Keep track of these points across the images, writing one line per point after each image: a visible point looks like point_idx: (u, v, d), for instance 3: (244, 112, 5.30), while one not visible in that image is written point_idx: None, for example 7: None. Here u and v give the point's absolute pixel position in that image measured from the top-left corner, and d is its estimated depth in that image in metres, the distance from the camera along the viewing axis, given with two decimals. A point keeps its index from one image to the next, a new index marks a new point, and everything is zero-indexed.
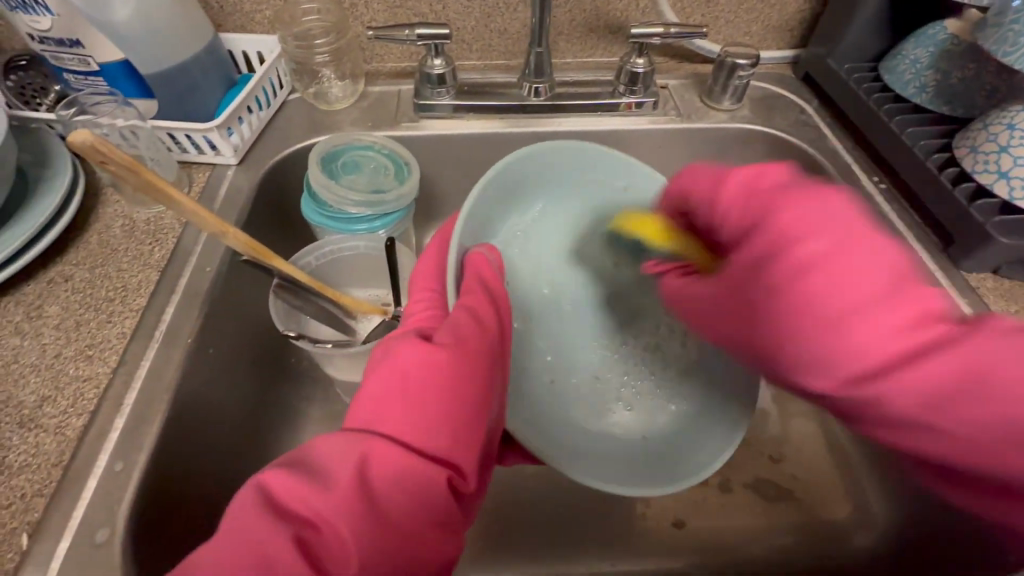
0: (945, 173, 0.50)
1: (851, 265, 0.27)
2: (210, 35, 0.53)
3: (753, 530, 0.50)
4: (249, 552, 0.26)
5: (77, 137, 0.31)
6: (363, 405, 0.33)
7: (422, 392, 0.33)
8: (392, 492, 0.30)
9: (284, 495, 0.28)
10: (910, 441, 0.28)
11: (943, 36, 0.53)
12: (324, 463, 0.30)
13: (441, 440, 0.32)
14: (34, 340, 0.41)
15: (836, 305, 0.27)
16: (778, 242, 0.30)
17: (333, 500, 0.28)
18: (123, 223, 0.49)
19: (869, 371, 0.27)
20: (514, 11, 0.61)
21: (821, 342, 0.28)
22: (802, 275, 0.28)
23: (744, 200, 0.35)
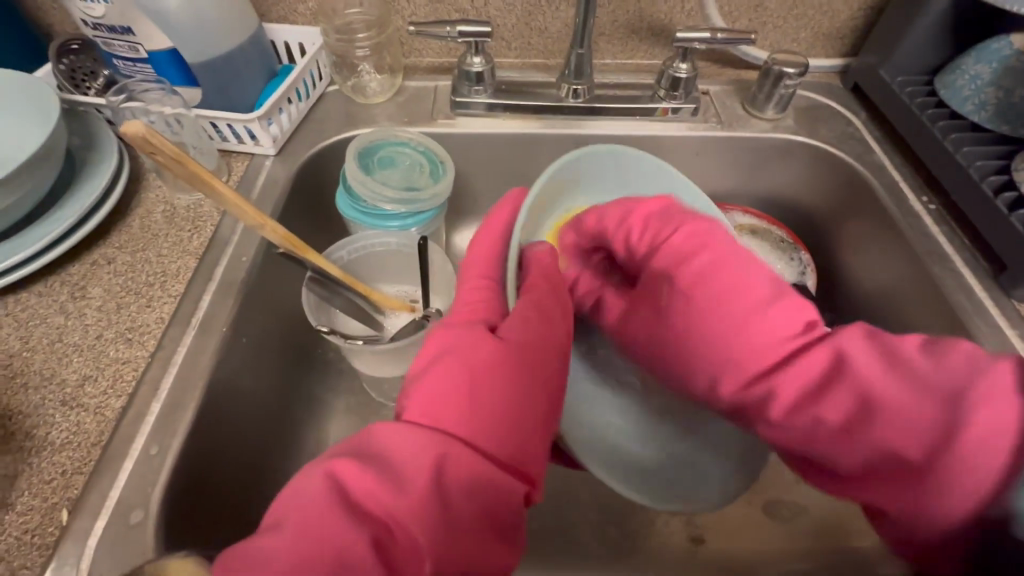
0: (1001, 197, 0.47)
1: (722, 283, 0.41)
2: (255, 26, 0.54)
3: (771, 551, 0.49)
4: (328, 553, 0.26)
5: (132, 127, 0.32)
6: (431, 403, 0.32)
7: (492, 397, 0.33)
8: (465, 496, 0.29)
9: (358, 491, 0.28)
10: (816, 436, 0.36)
11: (1008, 51, 0.50)
12: (399, 458, 0.29)
13: (511, 442, 0.33)
14: (76, 320, 0.43)
15: (712, 313, 0.41)
16: (669, 268, 0.44)
17: (410, 502, 0.28)
18: (164, 208, 0.50)
19: (742, 357, 0.39)
20: (556, 10, 0.60)
21: (709, 339, 0.40)
22: (685, 293, 0.42)
23: (652, 226, 0.45)
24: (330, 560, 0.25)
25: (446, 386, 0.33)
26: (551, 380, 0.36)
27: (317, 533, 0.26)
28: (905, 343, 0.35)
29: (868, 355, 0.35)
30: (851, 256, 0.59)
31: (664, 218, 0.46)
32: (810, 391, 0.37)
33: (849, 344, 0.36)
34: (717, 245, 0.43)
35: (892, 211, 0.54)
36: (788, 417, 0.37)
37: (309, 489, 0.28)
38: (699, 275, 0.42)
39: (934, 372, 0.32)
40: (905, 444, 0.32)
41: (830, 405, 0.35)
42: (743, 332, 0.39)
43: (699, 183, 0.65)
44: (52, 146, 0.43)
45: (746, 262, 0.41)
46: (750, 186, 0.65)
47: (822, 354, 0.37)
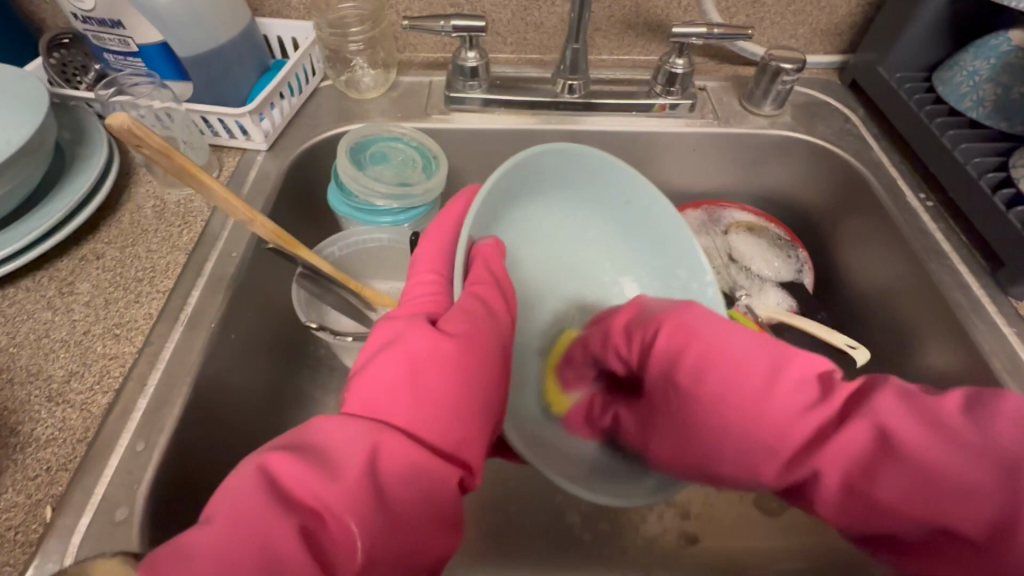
0: (998, 194, 0.47)
1: (727, 366, 0.36)
2: (248, 20, 0.54)
3: (765, 550, 0.49)
4: (253, 540, 0.25)
5: (116, 120, 0.32)
6: (372, 395, 0.32)
7: (431, 386, 0.33)
8: (404, 483, 0.29)
9: (290, 481, 0.27)
10: (875, 526, 0.30)
11: (1006, 47, 0.49)
12: (334, 448, 0.29)
13: (451, 430, 0.32)
14: (64, 316, 0.42)
15: (723, 400, 0.36)
16: (668, 353, 0.40)
17: (343, 490, 0.27)
18: (154, 204, 0.50)
19: (765, 446, 0.34)
20: (552, 5, 0.59)
21: (726, 433, 0.35)
22: (693, 377, 0.38)
23: (644, 318, 0.43)
24: (260, 551, 0.24)
25: (387, 378, 0.33)
26: (497, 368, 0.36)
27: (247, 527, 0.25)
28: (947, 402, 0.30)
29: (912, 424, 0.30)
30: (848, 254, 0.58)
31: (647, 316, 0.43)
32: (855, 469, 0.31)
33: (884, 410, 0.31)
34: (699, 324, 0.39)
35: (889, 209, 0.53)
36: (838, 503, 0.31)
37: (240, 482, 0.27)
38: (701, 357, 0.38)
39: (981, 437, 0.28)
40: (973, 527, 0.27)
41: (884, 486, 0.29)
42: (762, 418, 0.34)
43: (696, 180, 0.65)
44: (40, 140, 0.43)
45: (738, 337, 0.38)
46: (747, 183, 0.64)
47: (858, 428, 0.31)
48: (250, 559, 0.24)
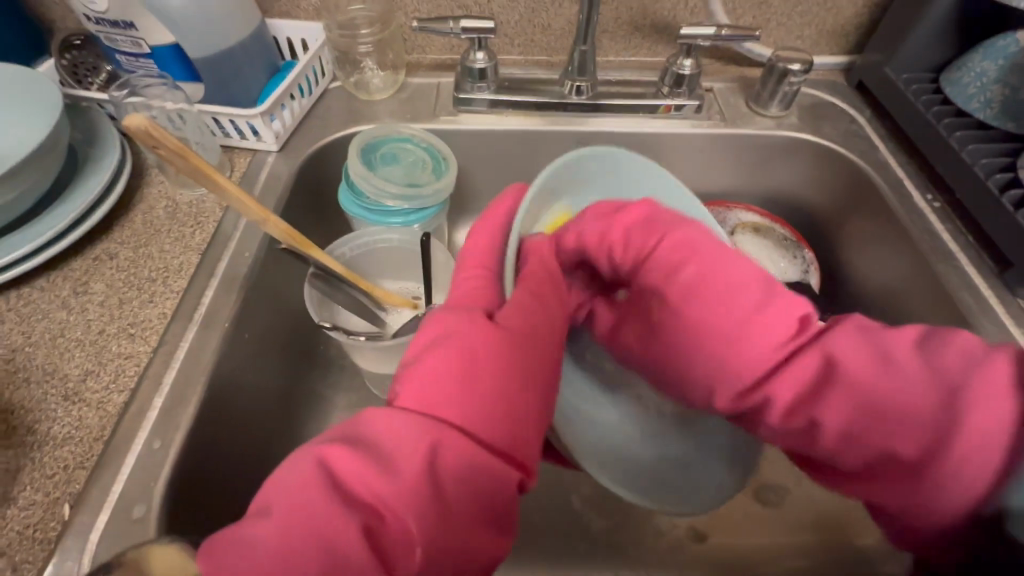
0: (1006, 195, 0.47)
1: (715, 288, 0.37)
2: (258, 21, 0.54)
3: (774, 549, 0.49)
4: (312, 535, 0.26)
5: (134, 121, 0.32)
6: (428, 388, 0.32)
7: (487, 385, 0.32)
8: (460, 484, 0.29)
9: (348, 477, 0.28)
10: (809, 441, 0.34)
11: (1015, 48, 0.50)
12: (391, 446, 0.29)
13: (507, 430, 0.32)
14: (79, 315, 0.42)
15: (705, 319, 0.37)
16: (655, 272, 0.40)
17: (402, 489, 0.27)
18: (166, 204, 0.50)
19: (729, 367, 0.36)
20: (560, 7, 0.60)
21: (703, 351, 0.37)
22: (679, 300, 0.39)
23: (639, 222, 0.42)
24: (322, 550, 0.25)
25: (442, 372, 0.32)
26: (546, 368, 0.36)
27: (308, 525, 0.26)
28: (899, 340, 0.33)
29: (865, 359, 0.33)
30: (855, 255, 0.58)
31: (648, 221, 0.42)
32: (810, 396, 0.34)
33: (843, 342, 0.34)
34: (670, 244, 0.40)
35: (896, 210, 0.53)
36: (783, 420, 0.35)
37: (299, 475, 0.28)
38: (689, 277, 0.39)
39: (930, 371, 0.31)
40: (907, 449, 0.30)
41: (834, 412, 0.33)
42: (733, 340, 0.36)
43: (702, 181, 0.65)
44: (55, 141, 0.43)
45: (716, 260, 0.39)
46: (754, 183, 0.65)
47: (815, 357, 0.34)
48: (312, 556, 0.25)
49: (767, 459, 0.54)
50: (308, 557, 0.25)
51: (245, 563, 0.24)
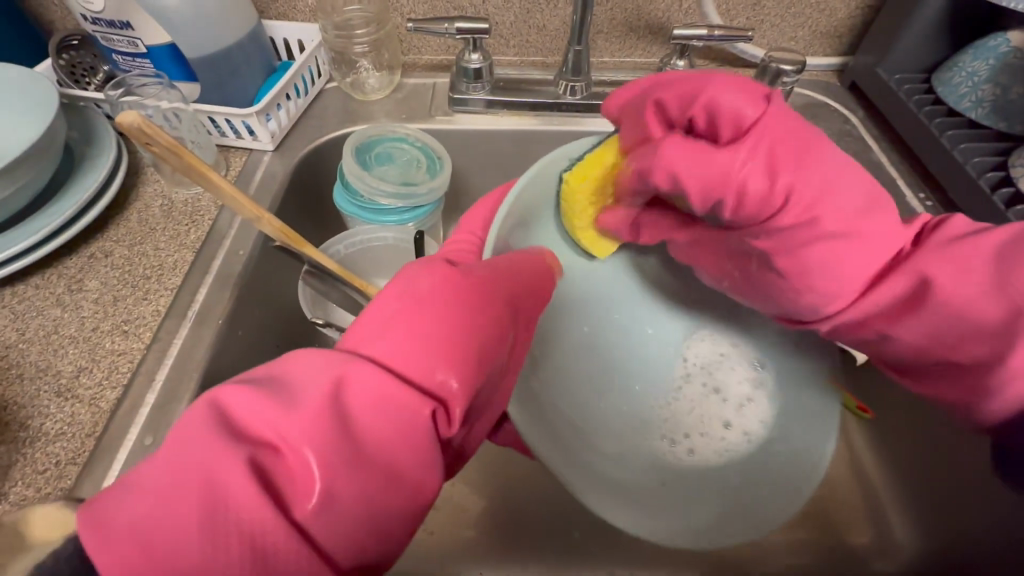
0: (998, 193, 0.47)
1: (839, 212, 0.30)
2: (254, 22, 0.54)
3: (768, 547, 0.49)
4: (191, 476, 0.21)
5: (127, 118, 0.32)
6: (360, 324, 0.27)
7: (422, 318, 0.27)
8: (374, 419, 0.24)
9: (241, 414, 0.23)
10: (886, 349, 0.34)
11: (1005, 48, 0.50)
12: (297, 379, 0.24)
13: (441, 359, 0.26)
14: (73, 312, 0.43)
15: (826, 253, 0.31)
16: (798, 201, 0.30)
17: (299, 420, 0.22)
18: (162, 203, 0.50)
19: (842, 291, 0.32)
20: (555, 8, 0.60)
21: (820, 284, 0.32)
22: (803, 231, 0.30)
23: (789, 136, 0.30)
24: (203, 488, 0.21)
25: (371, 309, 0.28)
26: (496, 300, 0.30)
27: (189, 462, 0.21)
28: (981, 246, 0.30)
29: (952, 263, 0.30)
30: None
31: (790, 121, 0.30)
32: (887, 317, 0.32)
33: (927, 255, 0.31)
34: (814, 176, 0.30)
35: None
36: (861, 330, 0.33)
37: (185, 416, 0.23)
38: (817, 202, 0.30)
39: (1003, 277, 0.29)
40: (975, 344, 0.30)
41: (911, 314, 0.31)
42: (848, 273, 0.31)
43: None
44: (50, 140, 0.43)
45: (852, 206, 0.31)
46: None
47: (909, 269, 0.31)
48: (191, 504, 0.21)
49: None
50: (191, 505, 0.20)
51: (116, 505, 0.20)
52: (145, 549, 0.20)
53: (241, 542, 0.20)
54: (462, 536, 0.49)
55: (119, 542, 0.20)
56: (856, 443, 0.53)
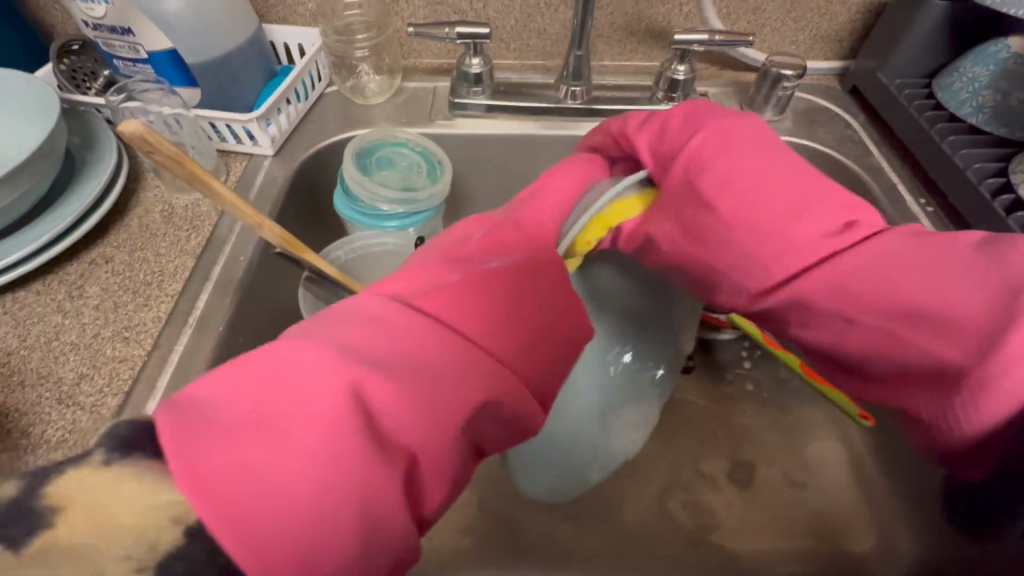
0: (998, 200, 0.47)
1: (750, 168, 0.34)
2: (254, 27, 0.54)
3: (765, 551, 0.49)
4: (323, 461, 0.20)
5: (127, 126, 0.32)
6: (455, 303, 0.27)
7: (523, 316, 0.28)
8: (488, 425, 0.26)
9: (379, 409, 0.22)
10: (839, 344, 0.33)
11: (1005, 54, 0.50)
12: (422, 359, 0.24)
13: (537, 368, 0.28)
14: (74, 319, 0.43)
15: (744, 205, 0.33)
16: (704, 159, 0.35)
17: (433, 413, 0.23)
18: (162, 208, 0.50)
19: (774, 245, 0.32)
20: (555, 11, 0.60)
21: (746, 239, 0.33)
22: (714, 184, 0.34)
23: (688, 122, 0.38)
24: (336, 475, 0.20)
25: (473, 294, 0.28)
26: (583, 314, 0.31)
27: (344, 471, 0.20)
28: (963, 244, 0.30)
29: (923, 257, 0.30)
30: None
31: (699, 119, 0.38)
32: (844, 292, 0.31)
33: (891, 242, 0.32)
34: (719, 143, 0.35)
35: (887, 211, 0.54)
36: (821, 319, 0.33)
37: (315, 384, 0.22)
38: (729, 163, 0.34)
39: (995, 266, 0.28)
40: (945, 346, 0.28)
41: (871, 310, 0.31)
42: (773, 227, 0.32)
43: None
44: (51, 147, 0.44)
45: (771, 170, 0.34)
46: None
47: (858, 256, 0.31)
48: (325, 492, 0.20)
49: (760, 461, 0.54)
50: (327, 494, 0.20)
51: (261, 514, 0.19)
52: (305, 563, 0.19)
53: (361, 526, 0.21)
54: (461, 540, 0.50)
55: (273, 557, 0.18)
56: (858, 447, 0.54)
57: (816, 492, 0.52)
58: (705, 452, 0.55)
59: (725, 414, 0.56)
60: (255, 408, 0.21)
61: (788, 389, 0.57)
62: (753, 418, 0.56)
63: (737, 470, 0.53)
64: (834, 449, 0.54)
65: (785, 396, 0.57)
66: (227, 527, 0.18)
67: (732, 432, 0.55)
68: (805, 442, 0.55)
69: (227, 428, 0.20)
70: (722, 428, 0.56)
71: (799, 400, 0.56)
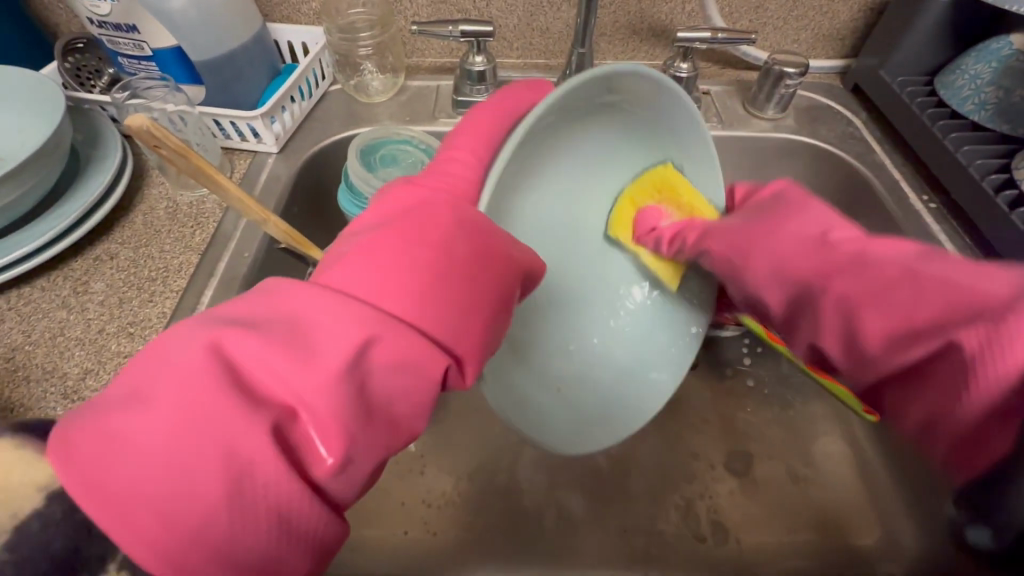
0: (1001, 196, 0.47)
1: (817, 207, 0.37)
2: (259, 24, 0.55)
3: (770, 548, 0.49)
4: (190, 422, 0.20)
5: (134, 120, 0.32)
6: (357, 258, 0.25)
7: (430, 264, 0.26)
8: (386, 385, 0.23)
9: (255, 370, 0.22)
10: (851, 328, 0.31)
11: (1007, 51, 0.50)
12: (312, 323, 0.23)
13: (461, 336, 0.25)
14: (79, 314, 0.43)
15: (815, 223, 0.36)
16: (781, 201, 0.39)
17: (316, 374, 0.21)
18: (167, 205, 0.50)
19: (808, 241, 0.35)
20: (558, 10, 0.60)
21: (786, 233, 0.36)
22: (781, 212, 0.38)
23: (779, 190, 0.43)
24: (210, 438, 0.20)
25: (378, 248, 0.26)
26: (506, 261, 0.28)
27: (204, 424, 0.20)
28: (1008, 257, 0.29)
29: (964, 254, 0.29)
30: None
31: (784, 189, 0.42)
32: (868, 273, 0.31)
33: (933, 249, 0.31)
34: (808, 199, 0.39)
35: (890, 208, 0.54)
36: (863, 278, 0.31)
37: (185, 354, 0.21)
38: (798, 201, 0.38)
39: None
40: (972, 291, 0.26)
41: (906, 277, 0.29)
42: (808, 232, 0.36)
43: None
44: (56, 143, 0.44)
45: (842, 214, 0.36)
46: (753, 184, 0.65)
47: (882, 265, 0.31)
48: (199, 452, 0.20)
49: (765, 459, 0.54)
50: (196, 454, 0.20)
51: (118, 474, 0.19)
52: (171, 522, 0.19)
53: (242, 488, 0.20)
54: (465, 535, 0.49)
55: (128, 507, 0.19)
56: (862, 444, 0.54)
57: (821, 488, 0.52)
58: (709, 448, 0.54)
59: (728, 411, 0.56)
60: (134, 378, 0.21)
61: (791, 385, 0.57)
62: (756, 415, 0.56)
63: (740, 466, 0.53)
64: (838, 447, 0.54)
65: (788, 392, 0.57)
66: (90, 485, 0.19)
67: (736, 429, 0.55)
68: (808, 438, 0.55)
69: (102, 402, 0.20)
70: (726, 424, 0.56)
71: (802, 396, 0.57)
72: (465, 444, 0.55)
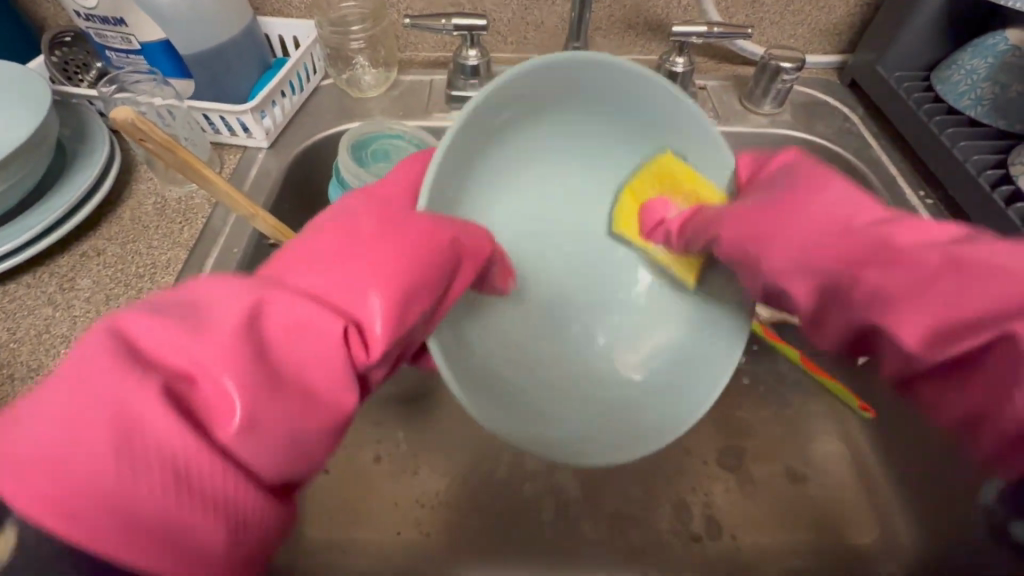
0: (997, 191, 0.47)
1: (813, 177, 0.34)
2: (249, 18, 0.54)
3: (765, 546, 0.49)
4: (81, 395, 0.20)
5: (119, 113, 0.32)
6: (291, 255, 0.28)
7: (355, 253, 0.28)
8: (297, 355, 0.24)
9: (153, 347, 0.22)
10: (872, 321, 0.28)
11: (1003, 47, 0.49)
12: (214, 303, 0.23)
13: (380, 304, 0.26)
14: (65, 311, 0.42)
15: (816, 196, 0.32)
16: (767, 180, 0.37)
17: (216, 341, 0.22)
18: (155, 200, 0.50)
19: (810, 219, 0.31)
20: (553, 4, 0.59)
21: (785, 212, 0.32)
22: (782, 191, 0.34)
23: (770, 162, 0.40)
24: (99, 406, 0.20)
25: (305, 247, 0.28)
26: (437, 241, 0.30)
27: (95, 393, 0.20)
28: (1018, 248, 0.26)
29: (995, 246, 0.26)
30: None
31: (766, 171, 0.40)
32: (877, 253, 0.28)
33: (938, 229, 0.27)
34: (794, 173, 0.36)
35: (887, 203, 0.54)
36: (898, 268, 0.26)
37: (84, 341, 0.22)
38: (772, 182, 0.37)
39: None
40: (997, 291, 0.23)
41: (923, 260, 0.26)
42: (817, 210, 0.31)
43: None
44: (43, 137, 0.43)
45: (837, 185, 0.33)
46: None
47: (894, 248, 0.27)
48: (87, 420, 0.19)
49: (759, 456, 0.54)
50: (83, 424, 0.19)
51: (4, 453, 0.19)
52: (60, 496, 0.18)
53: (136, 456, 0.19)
54: (458, 534, 0.49)
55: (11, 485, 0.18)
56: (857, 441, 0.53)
57: (816, 484, 0.52)
58: (704, 446, 0.54)
59: (723, 409, 0.56)
60: None
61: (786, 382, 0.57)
62: (751, 412, 0.56)
63: (735, 464, 0.53)
64: (833, 444, 0.54)
65: (782, 389, 0.57)
66: None
67: (731, 426, 0.55)
68: (803, 435, 0.55)
69: None
70: (720, 421, 0.55)
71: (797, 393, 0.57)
72: (458, 442, 0.54)
